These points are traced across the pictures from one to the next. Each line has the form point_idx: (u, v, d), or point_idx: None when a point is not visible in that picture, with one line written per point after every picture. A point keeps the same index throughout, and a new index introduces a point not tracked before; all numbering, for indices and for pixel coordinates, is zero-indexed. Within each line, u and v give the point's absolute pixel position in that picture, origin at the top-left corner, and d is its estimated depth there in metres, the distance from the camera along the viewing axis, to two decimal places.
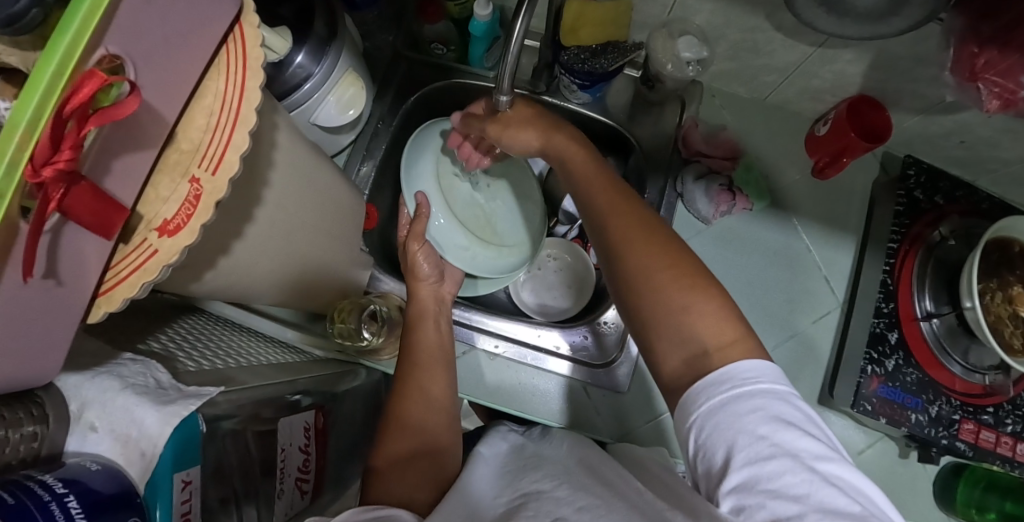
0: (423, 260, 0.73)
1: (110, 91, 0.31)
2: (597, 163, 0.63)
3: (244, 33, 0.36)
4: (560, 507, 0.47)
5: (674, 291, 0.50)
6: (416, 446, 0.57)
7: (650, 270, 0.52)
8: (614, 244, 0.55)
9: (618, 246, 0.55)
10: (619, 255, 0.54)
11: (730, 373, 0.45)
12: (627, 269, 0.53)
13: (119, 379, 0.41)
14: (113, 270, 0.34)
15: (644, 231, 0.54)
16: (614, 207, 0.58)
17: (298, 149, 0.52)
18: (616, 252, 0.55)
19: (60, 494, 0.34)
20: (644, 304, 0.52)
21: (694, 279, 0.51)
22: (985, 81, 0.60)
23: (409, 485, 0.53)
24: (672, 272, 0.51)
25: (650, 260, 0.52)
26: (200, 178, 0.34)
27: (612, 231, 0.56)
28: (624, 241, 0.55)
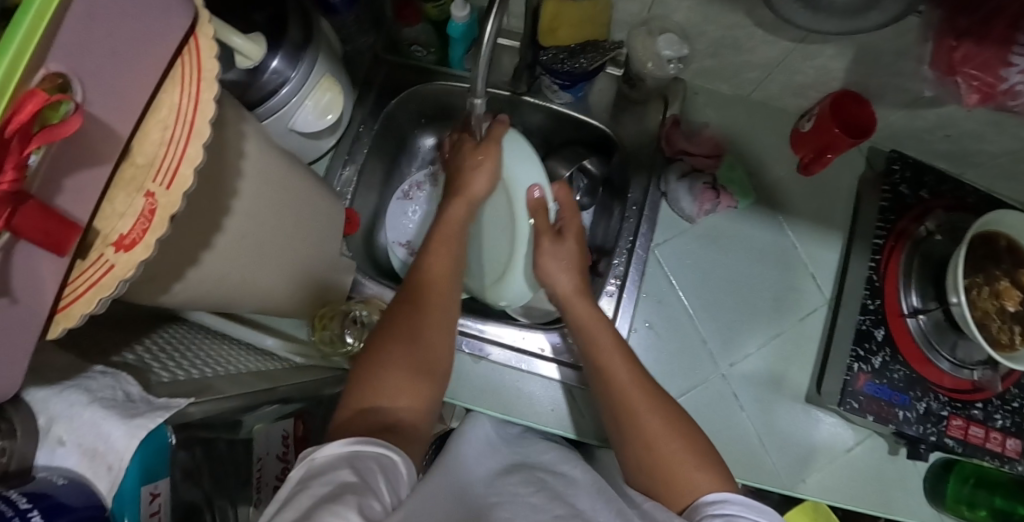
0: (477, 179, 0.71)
1: (58, 108, 0.30)
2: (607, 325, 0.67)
3: (199, 45, 0.36)
4: (539, 514, 0.48)
5: (661, 438, 0.57)
6: (411, 363, 0.58)
7: (642, 420, 0.59)
8: (614, 401, 0.61)
9: (623, 400, 0.61)
10: (625, 407, 0.60)
11: (716, 495, 0.53)
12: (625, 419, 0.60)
13: (87, 392, 0.41)
14: (70, 287, 0.34)
15: (644, 388, 0.61)
16: (623, 376, 0.62)
17: (266, 156, 0.52)
18: (616, 399, 0.61)
19: (23, 510, 0.34)
20: (653, 465, 0.57)
21: (707, 461, 0.56)
22: (963, 75, 0.59)
23: (404, 409, 0.55)
24: (689, 451, 0.57)
25: (651, 416, 0.59)
26: (155, 193, 0.34)
27: (612, 387, 0.62)
28: (629, 398, 0.60)
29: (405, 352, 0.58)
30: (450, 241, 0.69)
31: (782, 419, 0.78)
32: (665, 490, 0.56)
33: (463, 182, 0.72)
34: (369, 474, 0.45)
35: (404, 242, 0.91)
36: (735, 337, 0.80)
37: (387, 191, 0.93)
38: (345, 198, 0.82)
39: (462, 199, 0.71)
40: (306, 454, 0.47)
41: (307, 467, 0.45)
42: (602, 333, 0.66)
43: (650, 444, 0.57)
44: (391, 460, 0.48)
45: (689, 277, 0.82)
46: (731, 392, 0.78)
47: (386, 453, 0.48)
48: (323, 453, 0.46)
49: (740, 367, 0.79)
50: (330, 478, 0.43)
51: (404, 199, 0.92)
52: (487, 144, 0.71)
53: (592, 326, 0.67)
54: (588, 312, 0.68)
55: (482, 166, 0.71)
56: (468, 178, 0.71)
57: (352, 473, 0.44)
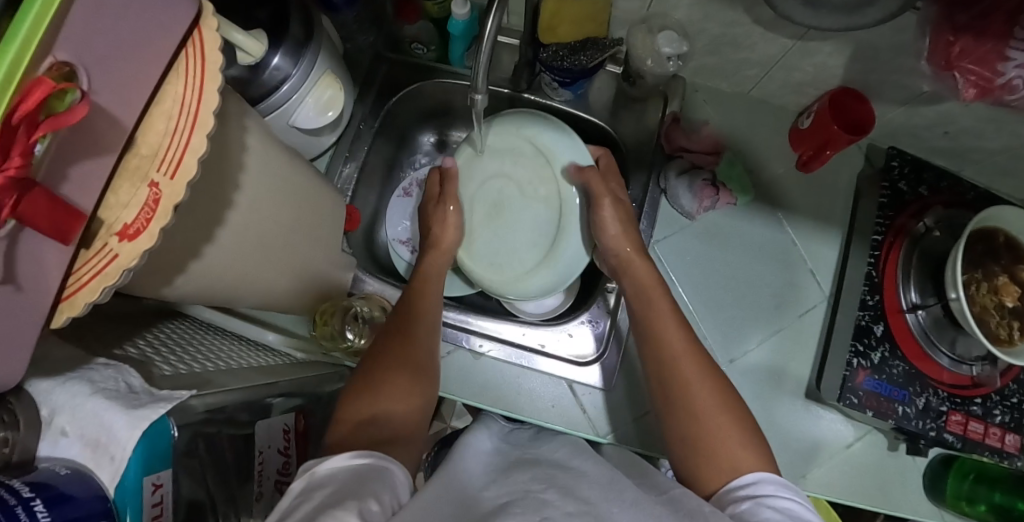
0: (445, 231, 0.79)
1: (64, 97, 0.30)
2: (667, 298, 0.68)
3: (203, 37, 0.36)
4: (548, 508, 0.47)
5: (710, 421, 0.57)
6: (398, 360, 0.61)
7: (694, 393, 0.59)
8: (668, 373, 0.61)
9: (674, 374, 0.60)
10: (680, 382, 0.60)
11: (752, 476, 0.52)
12: (676, 391, 0.60)
13: (90, 383, 0.41)
14: (75, 276, 0.34)
15: (702, 367, 0.61)
16: (679, 346, 0.62)
17: (268, 151, 0.52)
18: (669, 370, 0.61)
19: (26, 498, 0.35)
20: (698, 440, 0.56)
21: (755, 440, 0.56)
22: (960, 69, 0.59)
23: (398, 420, 0.56)
24: (735, 429, 0.56)
25: (704, 390, 0.59)
26: (159, 182, 0.34)
27: (663, 360, 0.62)
28: (681, 367, 0.60)
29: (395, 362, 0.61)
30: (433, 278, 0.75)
31: (781, 415, 0.78)
32: (704, 471, 0.55)
33: (434, 233, 0.79)
34: (372, 482, 0.45)
35: (405, 240, 0.91)
36: (734, 334, 0.80)
37: (387, 189, 0.94)
38: (346, 195, 0.82)
39: (435, 250, 0.78)
40: (308, 466, 0.46)
41: (307, 481, 0.45)
42: (661, 300, 0.68)
43: (695, 415, 0.57)
44: (391, 472, 0.47)
45: (688, 274, 0.82)
46: (731, 389, 0.78)
47: (387, 465, 0.48)
48: (325, 466, 0.46)
49: (741, 363, 0.79)
50: (338, 488, 0.43)
51: (404, 196, 0.92)
52: (447, 201, 0.80)
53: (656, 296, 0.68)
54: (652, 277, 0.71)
55: (450, 222, 0.79)
56: (437, 232, 0.79)
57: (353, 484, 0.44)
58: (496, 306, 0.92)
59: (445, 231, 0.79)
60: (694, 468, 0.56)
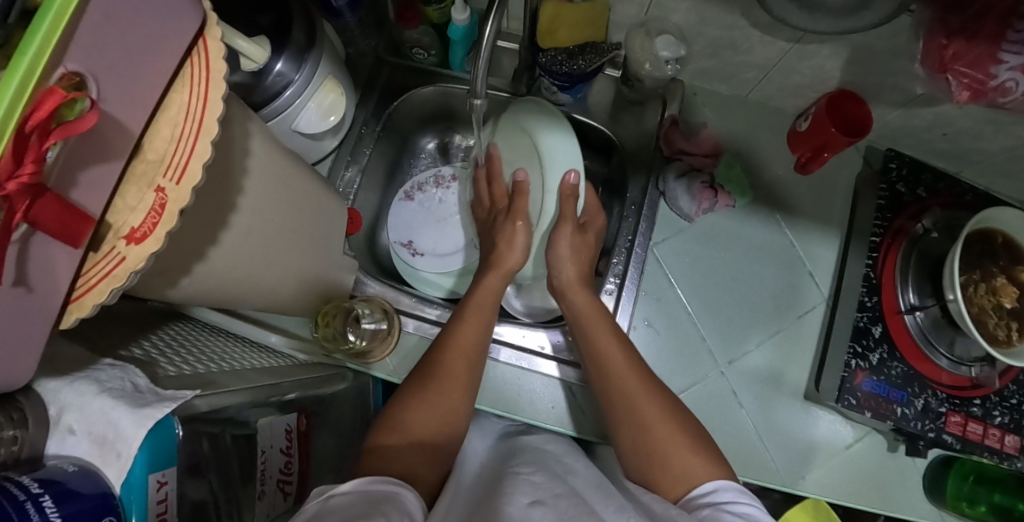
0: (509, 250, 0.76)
1: (73, 106, 0.31)
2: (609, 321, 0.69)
3: (207, 46, 0.37)
4: (538, 490, 0.48)
5: (659, 425, 0.58)
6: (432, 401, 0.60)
7: (642, 406, 0.59)
8: (611, 389, 0.62)
9: (617, 384, 0.62)
10: (624, 394, 0.61)
11: (710, 484, 0.53)
12: (625, 412, 0.60)
13: (97, 383, 0.42)
14: (83, 278, 0.35)
15: (644, 380, 0.62)
16: (618, 361, 0.64)
17: (271, 155, 0.53)
18: (611, 390, 0.62)
19: (35, 494, 0.36)
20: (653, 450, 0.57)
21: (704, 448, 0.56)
22: (954, 72, 0.60)
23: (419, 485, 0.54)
24: (685, 436, 0.57)
25: (645, 400, 0.60)
26: (165, 188, 0.36)
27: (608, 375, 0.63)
28: (623, 384, 0.62)
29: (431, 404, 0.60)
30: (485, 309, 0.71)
31: (782, 417, 0.78)
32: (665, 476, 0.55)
33: (498, 253, 0.77)
34: (383, 504, 0.45)
35: (407, 242, 0.91)
36: (734, 337, 0.81)
37: (389, 191, 0.95)
38: (349, 198, 0.84)
39: (497, 271, 0.75)
40: (322, 490, 0.47)
41: (322, 502, 0.45)
42: (603, 323, 0.68)
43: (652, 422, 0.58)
44: (403, 499, 0.47)
45: (687, 276, 0.83)
46: (730, 390, 0.79)
47: (400, 492, 0.48)
48: (339, 490, 0.46)
49: (739, 366, 0.80)
50: (346, 511, 0.43)
51: (406, 199, 0.94)
52: (515, 218, 0.77)
53: (592, 323, 0.68)
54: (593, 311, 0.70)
55: (513, 239, 0.77)
56: (502, 250, 0.76)
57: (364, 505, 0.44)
58: (497, 308, 0.93)
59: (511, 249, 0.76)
60: (654, 468, 0.56)
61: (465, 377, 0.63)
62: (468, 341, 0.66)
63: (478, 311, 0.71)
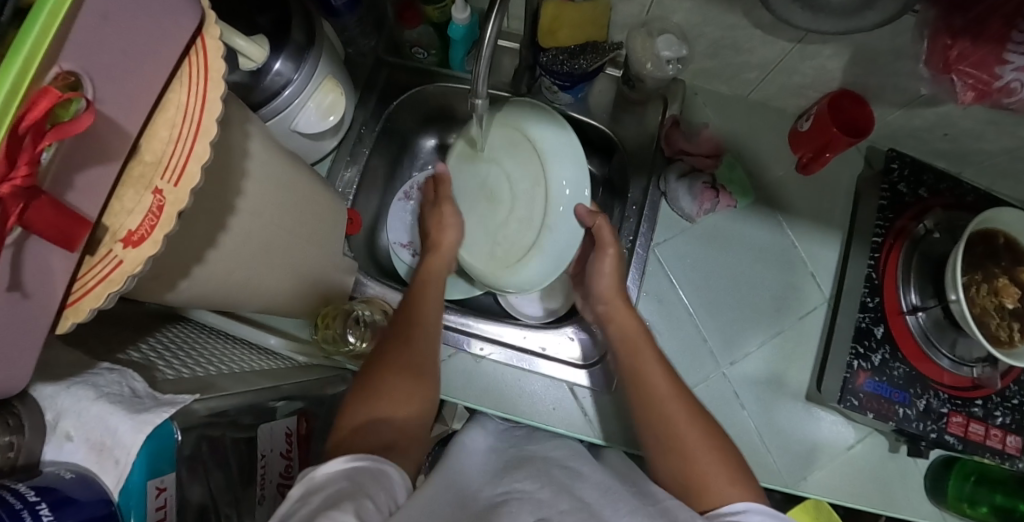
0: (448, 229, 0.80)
1: (69, 106, 0.30)
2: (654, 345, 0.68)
3: (206, 45, 0.36)
4: (545, 508, 0.48)
5: (697, 448, 0.58)
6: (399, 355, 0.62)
7: (684, 433, 0.59)
8: (653, 418, 0.62)
9: (659, 408, 0.62)
10: (666, 419, 0.61)
11: (739, 504, 0.53)
12: (666, 436, 0.60)
13: (94, 388, 0.42)
14: (80, 282, 0.35)
15: (684, 403, 0.62)
16: (664, 387, 0.63)
17: (270, 155, 0.52)
18: (655, 414, 0.62)
19: (32, 502, 0.35)
20: (693, 478, 0.56)
21: (743, 479, 0.56)
22: (958, 72, 0.59)
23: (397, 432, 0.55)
24: (728, 468, 0.56)
25: (687, 428, 0.59)
26: (163, 189, 0.35)
27: (651, 399, 0.63)
28: (667, 409, 0.61)
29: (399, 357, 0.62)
30: (433, 281, 0.75)
31: (783, 417, 0.78)
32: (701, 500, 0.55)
33: (433, 236, 0.81)
34: (369, 487, 0.45)
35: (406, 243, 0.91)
36: (735, 338, 0.81)
37: (389, 191, 0.94)
38: (348, 198, 0.83)
39: (438, 252, 0.79)
40: (304, 473, 0.46)
41: (306, 486, 0.44)
42: (645, 346, 0.68)
43: (690, 447, 0.58)
44: (387, 476, 0.48)
45: (688, 276, 0.83)
46: (732, 391, 0.79)
47: (383, 469, 0.48)
48: (322, 471, 0.46)
49: (740, 367, 0.79)
50: (335, 491, 0.43)
51: (405, 199, 0.93)
52: (442, 203, 0.81)
53: (638, 348, 0.68)
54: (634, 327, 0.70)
55: (449, 222, 0.81)
56: (437, 233, 0.80)
57: (352, 487, 0.44)
58: (497, 308, 0.93)
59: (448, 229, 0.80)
60: (693, 495, 0.56)
61: (422, 338, 0.66)
62: (423, 309, 0.70)
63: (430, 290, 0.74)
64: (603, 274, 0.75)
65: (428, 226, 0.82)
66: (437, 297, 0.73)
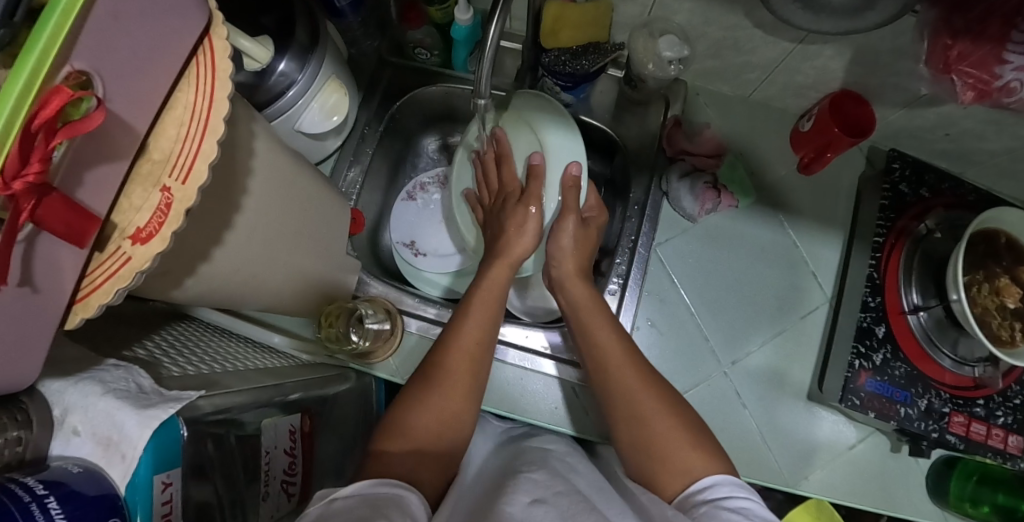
0: (516, 235, 0.75)
1: (79, 105, 0.31)
2: (607, 316, 0.69)
3: (213, 45, 0.37)
4: (540, 489, 0.49)
5: (659, 421, 0.57)
6: (438, 401, 0.59)
7: (642, 402, 0.59)
8: (613, 389, 0.62)
9: (617, 376, 0.62)
10: (626, 393, 0.60)
11: (708, 479, 0.53)
12: (625, 407, 0.60)
13: (101, 384, 0.42)
14: (88, 278, 0.35)
15: (639, 370, 0.62)
16: (621, 357, 0.63)
17: (275, 154, 0.53)
18: (613, 383, 0.62)
19: (40, 495, 0.35)
20: (654, 450, 0.56)
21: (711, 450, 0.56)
22: (958, 72, 0.60)
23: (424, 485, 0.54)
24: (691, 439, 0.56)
25: (646, 397, 0.59)
26: (171, 187, 0.35)
27: (608, 368, 0.63)
28: (624, 376, 0.61)
29: (445, 398, 0.60)
30: (490, 307, 0.69)
31: (785, 417, 0.78)
32: (662, 473, 0.55)
33: (505, 240, 0.75)
34: (388, 508, 0.45)
35: (408, 242, 0.91)
36: (736, 338, 0.81)
37: (392, 192, 0.95)
38: (351, 198, 0.83)
39: (504, 260, 0.73)
40: (324, 496, 0.46)
41: (324, 508, 0.44)
42: (598, 317, 0.68)
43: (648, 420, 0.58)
44: (408, 501, 0.48)
45: (689, 276, 0.83)
46: (734, 391, 0.79)
47: (405, 495, 0.48)
48: (341, 495, 0.46)
49: (742, 367, 0.80)
50: (352, 515, 0.43)
51: (408, 199, 0.94)
52: (525, 202, 0.75)
53: (591, 317, 0.69)
54: (589, 302, 0.71)
55: (523, 223, 0.75)
56: (511, 237, 0.75)
57: (368, 508, 0.44)
58: None
59: (516, 236, 0.75)
60: (655, 466, 0.56)
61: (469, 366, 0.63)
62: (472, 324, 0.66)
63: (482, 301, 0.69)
64: (562, 248, 0.74)
65: (508, 224, 0.75)
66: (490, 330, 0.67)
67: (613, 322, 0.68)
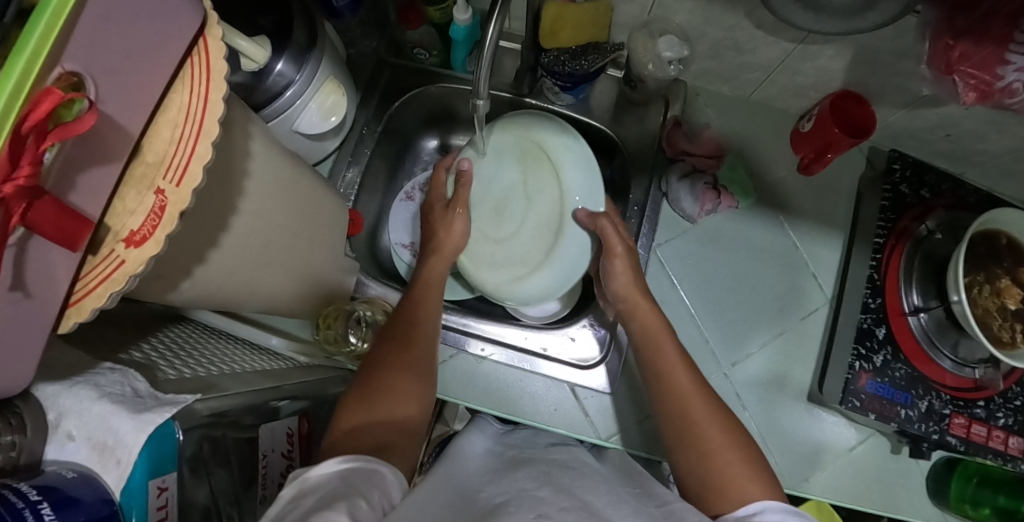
0: (450, 235, 0.81)
1: (72, 107, 0.30)
2: (675, 343, 0.69)
3: (208, 46, 0.37)
4: (544, 505, 0.47)
5: (718, 448, 0.57)
6: (392, 356, 0.63)
7: (703, 430, 0.59)
8: (675, 412, 0.62)
9: (680, 403, 0.62)
10: (686, 419, 0.60)
11: (757, 504, 0.51)
12: (686, 432, 0.60)
13: (96, 388, 0.42)
14: (82, 281, 0.35)
15: (706, 399, 0.62)
16: (684, 383, 0.63)
17: (272, 156, 0.53)
18: (675, 408, 0.62)
19: (33, 501, 0.35)
20: (710, 476, 0.56)
21: (767, 478, 0.55)
22: (960, 73, 0.59)
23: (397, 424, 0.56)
24: (749, 468, 0.55)
25: (709, 425, 0.59)
26: (165, 190, 0.35)
27: (671, 392, 0.63)
28: (687, 404, 0.61)
29: (393, 368, 0.61)
30: (433, 288, 0.76)
31: (785, 418, 0.78)
32: (714, 498, 0.55)
33: (437, 238, 0.81)
34: (363, 486, 0.45)
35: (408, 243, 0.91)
36: (736, 339, 0.81)
37: (391, 192, 0.95)
38: (349, 199, 0.83)
39: (441, 254, 0.80)
40: (297, 473, 0.46)
41: (299, 487, 0.44)
42: (667, 343, 0.68)
43: (707, 448, 0.58)
44: (380, 475, 0.48)
45: (689, 276, 0.83)
46: (734, 392, 0.79)
47: (377, 469, 0.48)
48: (314, 473, 0.45)
49: (742, 368, 0.79)
50: (328, 493, 0.43)
51: (407, 200, 0.93)
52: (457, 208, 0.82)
53: (660, 342, 0.68)
54: (658, 326, 0.71)
55: (456, 226, 0.81)
56: (443, 237, 0.81)
57: (346, 487, 0.44)
58: (499, 310, 0.93)
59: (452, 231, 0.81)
60: (708, 491, 0.55)
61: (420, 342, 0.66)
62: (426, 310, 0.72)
63: (430, 294, 0.74)
64: (616, 274, 0.75)
65: (439, 227, 0.82)
66: (437, 303, 0.74)
67: (678, 349, 0.68)
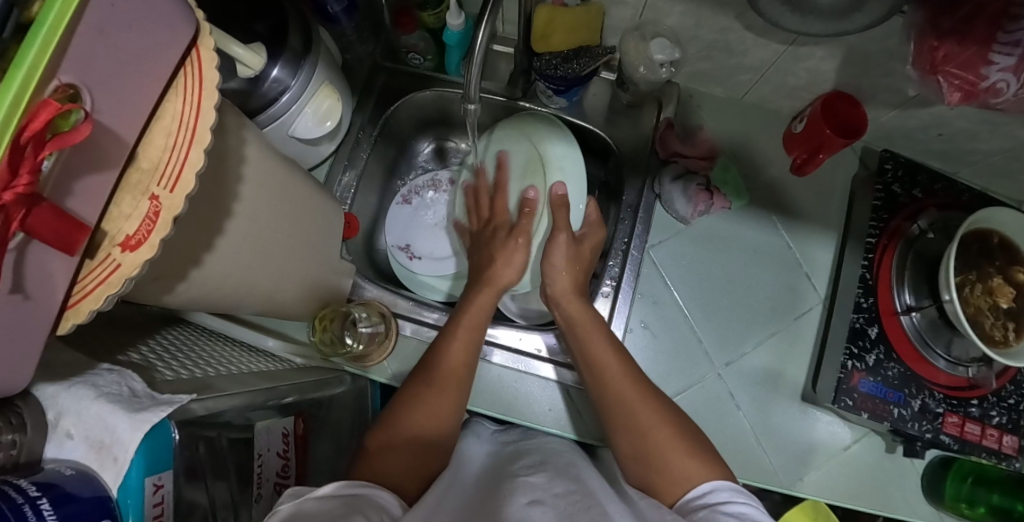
0: (500, 260, 0.77)
1: (68, 117, 0.32)
2: (603, 329, 0.68)
3: (201, 57, 0.38)
4: (537, 491, 0.50)
5: (657, 432, 0.58)
6: (429, 384, 0.63)
7: (639, 415, 0.59)
8: (608, 398, 0.62)
9: (614, 390, 0.62)
10: (622, 403, 0.61)
11: (708, 485, 0.54)
12: (624, 419, 0.60)
13: (94, 388, 0.43)
14: (79, 284, 0.36)
15: (638, 385, 0.62)
16: (615, 368, 0.64)
17: (266, 161, 0.54)
18: (610, 394, 0.62)
19: (33, 497, 0.36)
20: (651, 460, 0.57)
21: (711, 462, 0.56)
22: (946, 74, 0.60)
23: (420, 460, 0.57)
24: (693, 455, 0.56)
25: (643, 409, 0.60)
26: (159, 195, 0.36)
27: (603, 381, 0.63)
28: (620, 388, 0.62)
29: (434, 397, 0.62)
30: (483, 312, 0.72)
31: (778, 417, 0.79)
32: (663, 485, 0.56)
33: (489, 271, 0.76)
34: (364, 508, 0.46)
35: (404, 246, 0.92)
36: (731, 339, 0.81)
37: (387, 195, 0.96)
38: (346, 203, 0.84)
39: (491, 287, 0.75)
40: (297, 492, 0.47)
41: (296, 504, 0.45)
42: (597, 332, 0.68)
43: (645, 432, 0.58)
44: (379, 498, 0.49)
45: (683, 277, 0.83)
46: (728, 392, 0.79)
47: (376, 492, 0.49)
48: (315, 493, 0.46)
49: (736, 368, 0.80)
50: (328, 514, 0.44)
51: (403, 203, 0.94)
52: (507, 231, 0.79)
53: (588, 333, 0.68)
54: (587, 318, 0.70)
55: (508, 250, 0.77)
56: (497, 268, 0.76)
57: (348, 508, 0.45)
58: (496, 311, 0.94)
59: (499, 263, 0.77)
60: (654, 477, 0.57)
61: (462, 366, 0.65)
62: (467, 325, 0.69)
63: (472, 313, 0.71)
64: (556, 262, 0.74)
65: (496, 258, 0.77)
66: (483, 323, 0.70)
67: (609, 336, 0.68)
